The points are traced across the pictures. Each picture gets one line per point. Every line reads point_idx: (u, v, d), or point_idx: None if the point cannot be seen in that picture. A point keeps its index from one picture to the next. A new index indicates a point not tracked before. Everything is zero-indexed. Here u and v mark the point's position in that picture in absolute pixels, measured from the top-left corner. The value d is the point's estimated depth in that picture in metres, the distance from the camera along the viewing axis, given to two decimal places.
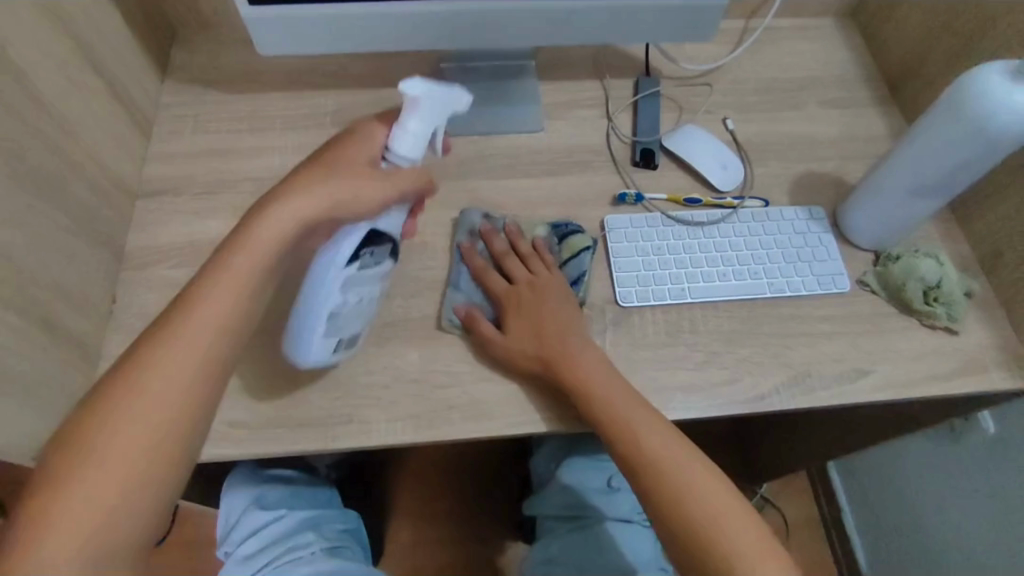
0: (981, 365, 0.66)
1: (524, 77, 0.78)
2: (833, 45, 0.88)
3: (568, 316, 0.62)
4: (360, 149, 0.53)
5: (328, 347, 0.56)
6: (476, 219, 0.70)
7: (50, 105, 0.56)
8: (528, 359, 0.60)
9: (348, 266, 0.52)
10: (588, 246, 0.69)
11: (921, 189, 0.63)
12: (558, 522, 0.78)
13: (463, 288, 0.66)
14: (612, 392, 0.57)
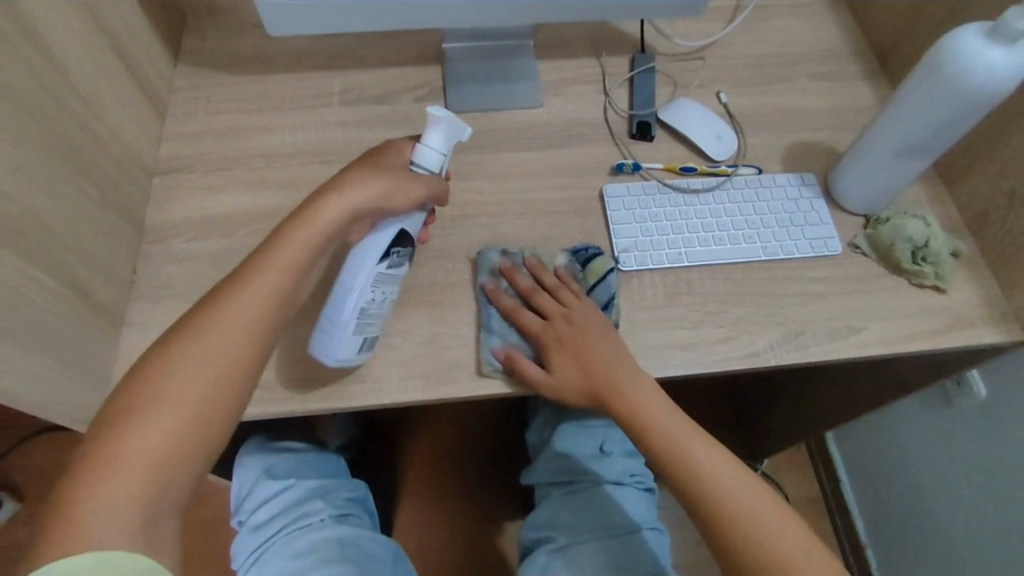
0: (968, 321, 0.68)
1: (525, 55, 0.82)
2: (825, 19, 0.90)
3: (607, 341, 0.64)
4: (388, 160, 0.59)
5: (354, 346, 0.59)
6: (495, 259, 0.69)
7: (76, 83, 0.60)
8: (578, 394, 0.63)
9: (378, 264, 0.57)
10: (612, 269, 0.69)
11: (908, 151, 0.66)
12: (555, 488, 0.81)
13: (496, 330, 0.66)
14: (619, 368, 0.62)
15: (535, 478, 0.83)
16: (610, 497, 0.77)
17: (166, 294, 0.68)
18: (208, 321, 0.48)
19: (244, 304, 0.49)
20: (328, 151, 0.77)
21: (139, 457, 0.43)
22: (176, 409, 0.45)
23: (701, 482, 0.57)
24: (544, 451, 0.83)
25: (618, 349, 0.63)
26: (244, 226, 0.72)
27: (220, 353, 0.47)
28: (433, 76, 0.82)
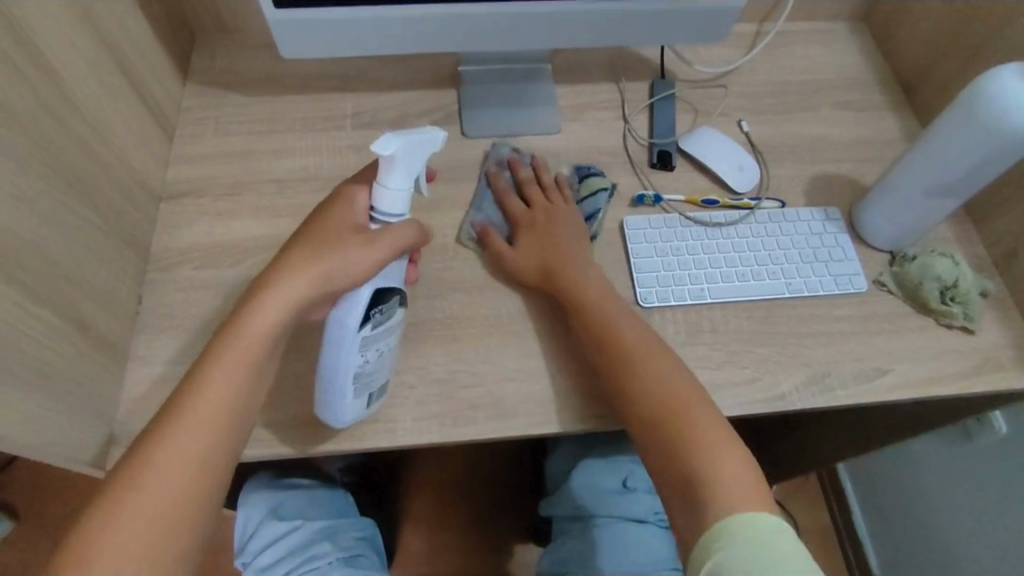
0: (997, 364, 0.67)
1: (542, 80, 0.80)
2: (847, 47, 0.88)
3: (577, 243, 0.68)
4: (343, 226, 0.54)
5: (359, 406, 0.57)
6: (505, 153, 0.75)
7: (83, 107, 0.58)
8: (531, 271, 0.66)
9: (359, 330, 0.52)
10: (606, 189, 0.73)
11: (938, 190, 0.64)
12: (574, 524, 0.78)
13: (484, 208, 0.72)
14: (590, 290, 0.63)
15: (554, 512, 0.82)
16: (630, 536, 0.74)
17: (171, 325, 0.65)
18: (200, 373, 0.50)
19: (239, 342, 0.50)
20: (341, 177, 0.74)
21: (137, 515, 0.45)
22: (166, 473, 0.46)
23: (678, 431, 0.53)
24: (564, 485, 0.81)
25: (592, 261, 0.66)
26: (253, 254, 0.70)
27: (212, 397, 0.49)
28: (448, 99, 0.80)
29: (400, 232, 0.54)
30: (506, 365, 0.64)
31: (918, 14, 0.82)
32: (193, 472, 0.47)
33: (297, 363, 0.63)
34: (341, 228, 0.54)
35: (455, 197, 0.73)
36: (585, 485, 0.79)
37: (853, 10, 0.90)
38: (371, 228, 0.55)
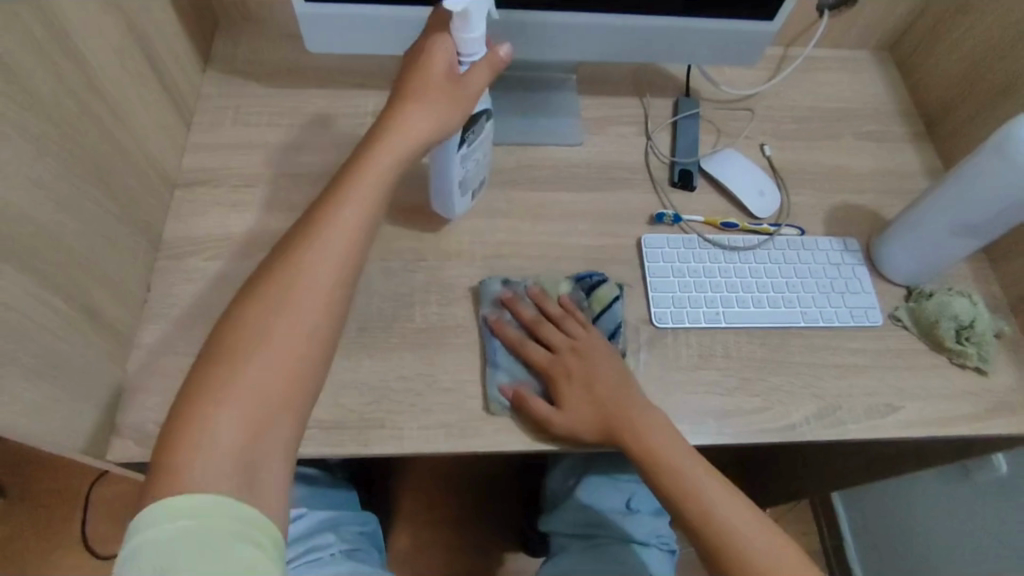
0: (1010, 409, 0.66)
1: (566, 90, 0.79)
2: (872, 76, 0.88)
3: (622, 387, 0.61)
4: (429, 81, 0.54)
5: (466, 199, 0.69)
6: (497, 289, 0.66)
7: (106, 91, 0.56)
8: (584, 428, 0.60)
9: (457, 150, 0.60)
10: (617, 296, 0.67)
11: (965, 228, 0.64)
12: (573, 541, 0.78)
13: (502, 364, 0.63)
14: (640, 419, 0.59)
15: (554, 526, 0.81)
16: (633, 554, 0.73)
17: (179, 315, 0.64)
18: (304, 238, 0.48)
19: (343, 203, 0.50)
20: None
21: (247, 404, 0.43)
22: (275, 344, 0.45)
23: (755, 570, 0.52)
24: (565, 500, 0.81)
25: (636, 398, 0.60)
26: (265, 248, 0.68)
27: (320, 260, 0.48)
28: None
29: (489, 64, 0.54)
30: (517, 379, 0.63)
31: (947, 49, 0.81)
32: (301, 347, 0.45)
33: None
34: (432, 83, 0.54)
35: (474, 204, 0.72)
36: (586, 502, 0.78)
37: (879, 40, 0.89)
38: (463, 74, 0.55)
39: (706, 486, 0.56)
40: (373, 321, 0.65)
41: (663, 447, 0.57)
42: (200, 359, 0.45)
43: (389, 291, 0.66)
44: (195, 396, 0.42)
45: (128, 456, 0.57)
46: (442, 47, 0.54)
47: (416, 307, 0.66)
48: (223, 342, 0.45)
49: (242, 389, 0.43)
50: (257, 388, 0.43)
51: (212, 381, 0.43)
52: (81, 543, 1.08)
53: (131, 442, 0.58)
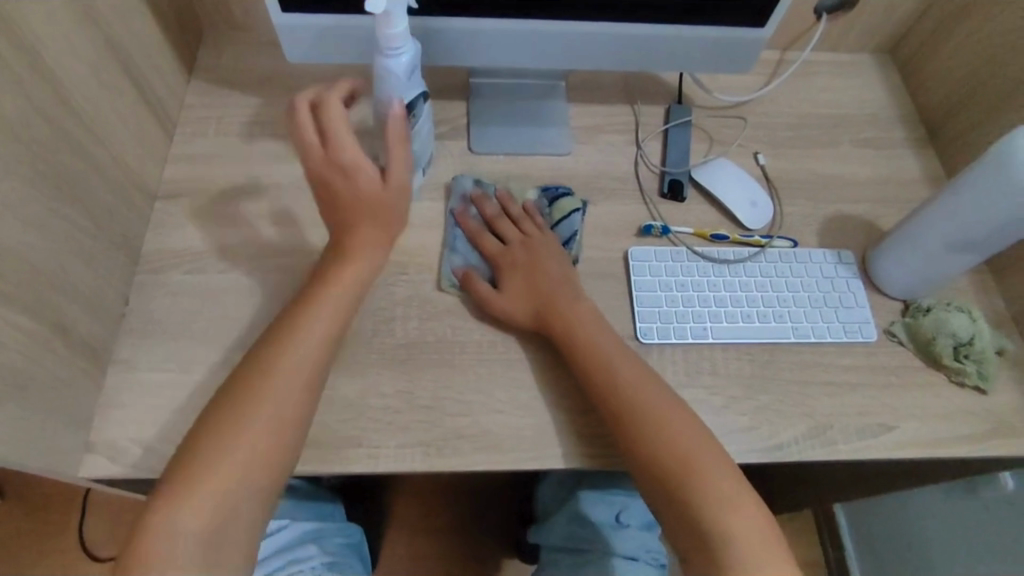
0: (1010, 429, 0.64)
1: (554, 98, 0.77)
2: (873, 81, 0.85)
3: (565, 281, 0.65)
4: (359, 170, 0.58)
5: (420, 178, 0.71)
6: (468, 185, 0.72)
7: (79, 107, 0.56)
8: (522, 314, 0.63)
9: (403, 134, 0.62)
10: (578, 208, 0.71)
11: (962, 245, 0.62)
12: (562, 556, 0.75)
13: (459, 250, 0.68)
14: (577, 314, 0.62)
15: (544, 541, 0.79)
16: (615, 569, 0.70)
17: (156, 331, 0.63)
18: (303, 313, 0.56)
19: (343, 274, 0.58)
20: None
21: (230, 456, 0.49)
22: (263, 402, 0.51)
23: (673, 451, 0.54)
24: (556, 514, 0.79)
25: (579, 294, 0.64)
26: (244, 261, 0.67)
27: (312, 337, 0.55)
28: (456, 112, 0.78)
29: (400, 141, 0.58)
30: (496, 397, 0.62)
31: (949, 53, 0.79)
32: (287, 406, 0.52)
33: None
34: (361, 177, 0.58)
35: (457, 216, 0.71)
36: (574, 516, 0.76)
37: (880, 44, 0.87)
38: (398, 65, 0.57)
39: (635, 374, 0.58)
40: (351, 337, 0.64)
41: (594, 334, 0.61)
42: (204, 414, 0.52)
43: (369, 305, 0.65)
44: (190, 456, 0.49)
45: (101, 475, 0.57)
46: (391, 157, 0.58)
47: (395, 322, 0.65)
48: (220, 406, 0.52)
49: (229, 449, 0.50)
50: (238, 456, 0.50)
51: (203, 443, 0.50)
52: (77, 548, 1.08)
53: (104, 460, 0.57)
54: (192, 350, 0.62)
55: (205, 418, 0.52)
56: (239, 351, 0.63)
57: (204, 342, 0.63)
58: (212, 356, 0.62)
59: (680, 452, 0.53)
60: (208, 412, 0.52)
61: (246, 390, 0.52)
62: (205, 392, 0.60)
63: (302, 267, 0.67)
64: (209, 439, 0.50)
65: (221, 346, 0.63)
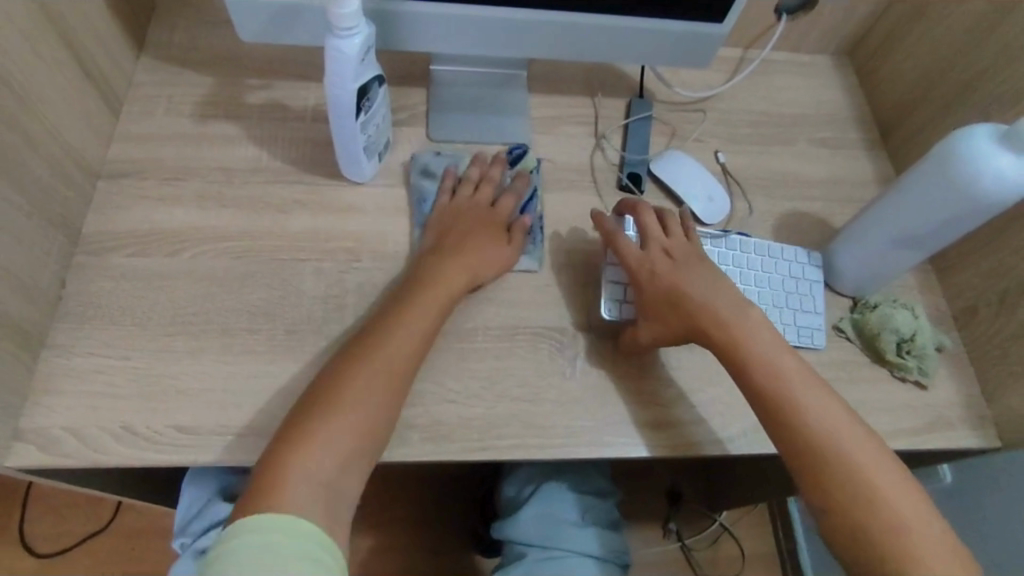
0: (946, 423, 0.66)
1: (513, 87, 0.76)
2: (830, 82, 0.87)
3: (721, 293, 0.58)
4: (471, 205, 0.67)
5: (375, 165, 0.70)
6: (431, 162, 0.72)
7: (10, 77, 0.53)
8: (675, 334, 0.59)
9: (356, 118, 0.61)
10: (535, 166, 0.73)
11: (906, 242, 0.63)
12: (530, 551, 0.72)
13: (533, 251, 0.68)
14: (741, 326, 0.56)
15: (510, 534, 0.75)
16: (586, 572, 0.71)
17: (94, 315, 0.61)
18: (395, 321, 0.57)
19: (424, 302, 0.59)
20: (295, 170, 0.71)
21: (324, 443, 0.50)
22: (353, 401, 0.53)
23: (831, 449, 0.52)
24: (529, 507, 0.76)
25: (728, 290, 0.59)
26: (191, 246, 0.65)
27: (402, 353, 0.56)
28: (416, 99, 0.77)
29: (515, 194, 0.69)
30: (448, 387, 0.61)
31: (903, 56, 0.80)
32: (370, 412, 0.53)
33: (227, 366, 0.60)
34: (469, 206, 0.67)
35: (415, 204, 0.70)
36: (543, 512, 0.75)
37: (838, 45, 0.88)
38: (348, 47, 0.55)
39: (790, 366, 0.55)
40: (303, 325, 0.62)
41: (752, 328, 0.57)
42: (305, 401, 0.53)
43: (321, 293, 0.64)
44: (317, 407, 0.52)
45: (31, 463, 0.54)
46: (505, 198, 0.68)
47: (347, 309, 0.64)
48: (333, 380, 0.54)
49: (342, 418, 0.52)
50: (330, 450, 0.50)
51: (324, 408, 0.52)
52: (18, 543, 1.04)
53: (35, 448, 0.55)
54: (132, 335, 0.60)
55: (319, 389, 0.54)
56: (183, 338, 0.61)
57: (146, 328, 0.60)
58: (154, 343, 0.60)
59: (839, 452, 0.52)
60: (323, 381, 0.54)
61: (338, 389, 0.53)
62: (144, 379, 0.58)
63: (251, 251, 0.66)
64: (326, 416, 0.51)
65: (164, 333, 0.60)
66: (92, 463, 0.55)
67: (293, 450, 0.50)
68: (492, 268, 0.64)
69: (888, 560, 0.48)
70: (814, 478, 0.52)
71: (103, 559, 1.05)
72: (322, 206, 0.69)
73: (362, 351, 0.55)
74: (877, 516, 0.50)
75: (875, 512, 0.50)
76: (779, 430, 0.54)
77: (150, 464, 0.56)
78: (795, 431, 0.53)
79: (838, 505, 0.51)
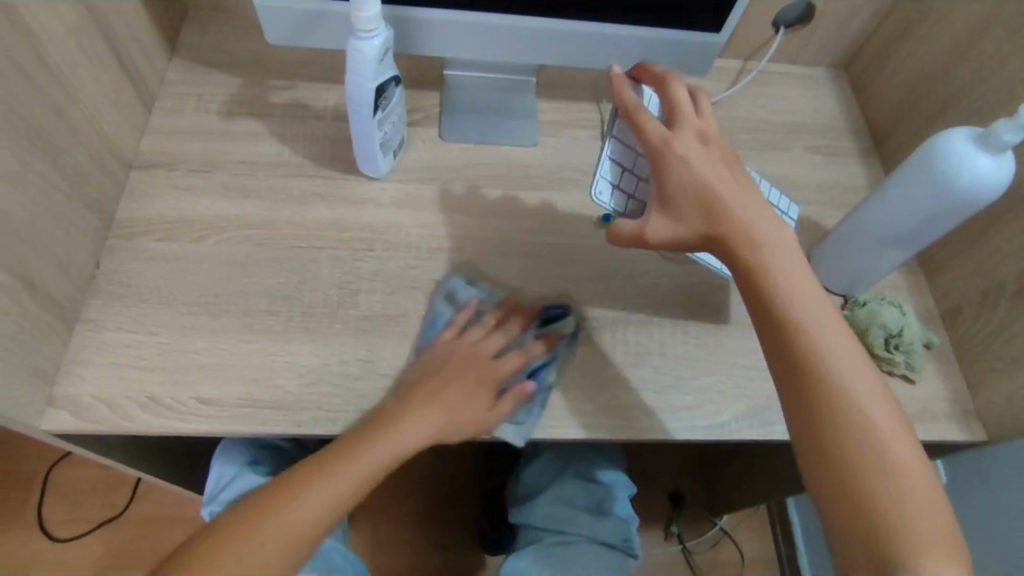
0: (932, 416, 0.68)
1: (524, 92, 0.81)
2: (825, 93, 0.91)
3: (748, 197, 0.57)
4: (464, 351, 0.63)
5: (389, 163, 0.74)
6: (459, 287, 0.68)
7: (57, 70, 0.58)
8: (690, 230, 0.57)
9: (373, 116, 0.66)
10: (572, 331, 0.68)
11: (894, 238, 0.66)
12: (544, 535, 0.77)
13: (523, 424, 0.62)
14: (770, 236, 0.55)
15: (527, 520, 0.80)
16: (594, 557, 0.73)
17: (124, 294, 0.65)
18: (365, 440, 0.56)
19: (395, 433, 0.56)
20: (314, 164, 0.75)
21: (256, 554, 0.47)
22: (293, 519, 0.50)
23: (848, 406, 0.49)
24: (543, 496, 0.81)
25: (760, 208, 0.57)
26: (215, 232, 0.69)
27: (352, 482, 0.53)
28: (430, 101, 0.81)
29: (523, 355, 0.64)
30: None
31: (895, 68, 0.84)
32: (304, 534, 0.50)
33: (247, 344, 0.64)
34: (467, 352, 0.63)
35: (427, 199, 0.74)
36: (557, 500, 0.80)
37: (833, 59, 0.92)
38: (369, 48, 0.60)
39: (829, 312, 0.53)
40: (318, 308, 0.66)
41: (790, 265, 0.54)
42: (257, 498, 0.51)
43: (335, 279, 0.68)
44: (251, 518, 0.49)
45: (63, 427, 0.58)
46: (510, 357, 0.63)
47: (360, 294, 0.67)
48: (285, 485, 0.52)
49: (276, 530, 0.49)
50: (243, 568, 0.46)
51: (267, 513, 0.49)
52: (36, 526, 1.08)
53: (66, 414, 0.59)
54: (157, 313, 0.64)
55: (271, 490, 0.52)
56: (206, 316, 0.64)
57: (171, 306, 0.65)
58: (178, 321, 0.64)
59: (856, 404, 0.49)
60: (265, 494, 0.51)
61: (273, 504, 0.50)
62: (168, 353, 0.62)
63: (271, 239, 0.70)
64: (256, 527, 0.48)
65: (188, 312, 0.64)
66: (119, 429, 0.59)
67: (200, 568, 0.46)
68: (459, 428, 0.59)
69: (879, 523, 0.46)
70: (823, 425, 0.49)
71: (118, 542, 1.08)
72: (338, 198, 0.73)
73: (320, 463, 0.53)
74: (877, 477, 0.47)
75: (875, 473, 0.47)
76: (795, 374, 0.51)
77: (172, 431, 0.59)
78: (815, 374, 0.50)
79: (841, 471, 0.48)
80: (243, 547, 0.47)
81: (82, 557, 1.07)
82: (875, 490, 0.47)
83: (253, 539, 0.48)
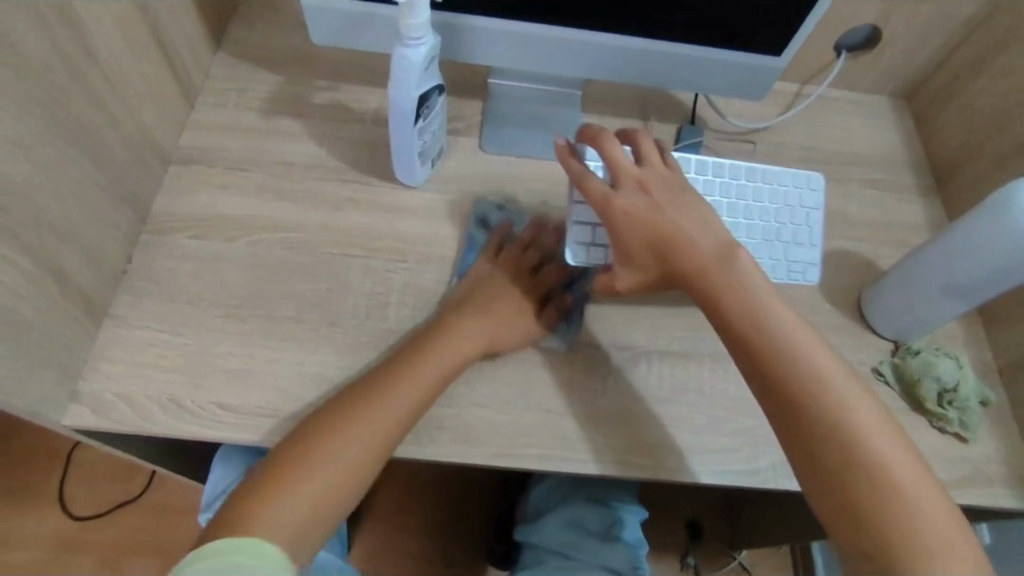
0: (985, 480, 0.64)
1: (568, 105, 0.76)
2: (886, 123, 0.86)
3: (703, 232, 0.55)
4: (501, 270, 0.68)
5: (426, 171, 0.72)
6: (493, 214, 0.72)
7: (102, 63, 0.57)
8: (651, 272, 0.57)
9: (415, 124, 0.64)
10: None
11: (953, 288, 0.62)
12: (550, 558, 0.75)
13: (572, 324, 0.66)
14: (729, 273, 0.53)
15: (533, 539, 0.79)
16: None
17: (153, 291, 0.64)
18: (397, 375, 0.56)
19: (426, 367, 0.57)
20: (351, 169, 0.73)
21: (305, 496, 0.49)
22: (336, 462, 0.51)
23: (848, 436, 0.47)
24: (552, 518, 0.79)
25: (723, 238, 0.55)
26: (249, 233, 0.68)
27: (388, 418, 0.54)
28: (472, 110, 0.79)
29: (559, 268, 0.68)
30: (479, 392, 0.62)
31: (965, 102, 0.79)
32: (353, 464, 0.51)
33: (272, 351, 0.62)
34: (503, 274, 0.67)
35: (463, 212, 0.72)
36: (567, 522, 0.77)
37: (897, 88, 0.87)
38: (416, 54, 0.58)
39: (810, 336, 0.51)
40: (345, 318, 0.65)
41: (767, 291, 0.52)
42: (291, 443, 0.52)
43: (365, 289, 0.66)
44: (294, 457, 0.50)
45: (84, 423, 0.58)
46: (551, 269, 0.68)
47: (389, 307, 0.66)
48: (319, 429, 0.52)
49: (318, 473, 0.50)
50: (290, 515, 0.47)
51: (305, 456, 0.50)
52: (56, 504, 1.09)
53: (88, 410, 0.58)
54: (185, 313, 0.63)
55: (303, 435, 0.52)
56: (233, 320, 0.63)
57: (198, 307, 0.64)
58: (204, 323, 0.63)
59: (851, 437, 0.47)
60: (297, 438, 0.52)
61: (308, 451, 0.51)
62: (193, 355, 0.61)
63: (303, 243, 0.68)
64: (296, 475, 0.49)
65: (215, 314, 0.63)
66: (140, 429, 0.58)
67: (252, 508, 0.47)
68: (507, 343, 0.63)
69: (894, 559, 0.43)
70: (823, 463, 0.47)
71: (134, 527, 1.09)
72: (373, 205, 0.71)
73: (353, 401, 0.54)
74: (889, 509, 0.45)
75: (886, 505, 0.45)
76: (784, 412, 0.49)
77: (191, 436, 0.58)
78: (806, 404, 0.48)
79: (848, 507, 0.46)
80: (291, 487, 0.49)
81: (98, 538, 1.08)
82: (890, 528, 0.44)
83: (296, 482, 0.49)
